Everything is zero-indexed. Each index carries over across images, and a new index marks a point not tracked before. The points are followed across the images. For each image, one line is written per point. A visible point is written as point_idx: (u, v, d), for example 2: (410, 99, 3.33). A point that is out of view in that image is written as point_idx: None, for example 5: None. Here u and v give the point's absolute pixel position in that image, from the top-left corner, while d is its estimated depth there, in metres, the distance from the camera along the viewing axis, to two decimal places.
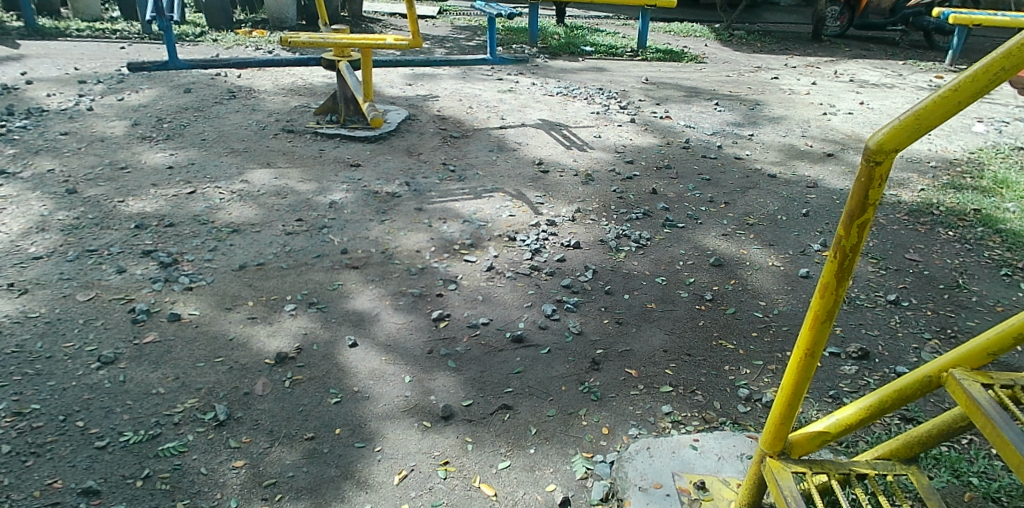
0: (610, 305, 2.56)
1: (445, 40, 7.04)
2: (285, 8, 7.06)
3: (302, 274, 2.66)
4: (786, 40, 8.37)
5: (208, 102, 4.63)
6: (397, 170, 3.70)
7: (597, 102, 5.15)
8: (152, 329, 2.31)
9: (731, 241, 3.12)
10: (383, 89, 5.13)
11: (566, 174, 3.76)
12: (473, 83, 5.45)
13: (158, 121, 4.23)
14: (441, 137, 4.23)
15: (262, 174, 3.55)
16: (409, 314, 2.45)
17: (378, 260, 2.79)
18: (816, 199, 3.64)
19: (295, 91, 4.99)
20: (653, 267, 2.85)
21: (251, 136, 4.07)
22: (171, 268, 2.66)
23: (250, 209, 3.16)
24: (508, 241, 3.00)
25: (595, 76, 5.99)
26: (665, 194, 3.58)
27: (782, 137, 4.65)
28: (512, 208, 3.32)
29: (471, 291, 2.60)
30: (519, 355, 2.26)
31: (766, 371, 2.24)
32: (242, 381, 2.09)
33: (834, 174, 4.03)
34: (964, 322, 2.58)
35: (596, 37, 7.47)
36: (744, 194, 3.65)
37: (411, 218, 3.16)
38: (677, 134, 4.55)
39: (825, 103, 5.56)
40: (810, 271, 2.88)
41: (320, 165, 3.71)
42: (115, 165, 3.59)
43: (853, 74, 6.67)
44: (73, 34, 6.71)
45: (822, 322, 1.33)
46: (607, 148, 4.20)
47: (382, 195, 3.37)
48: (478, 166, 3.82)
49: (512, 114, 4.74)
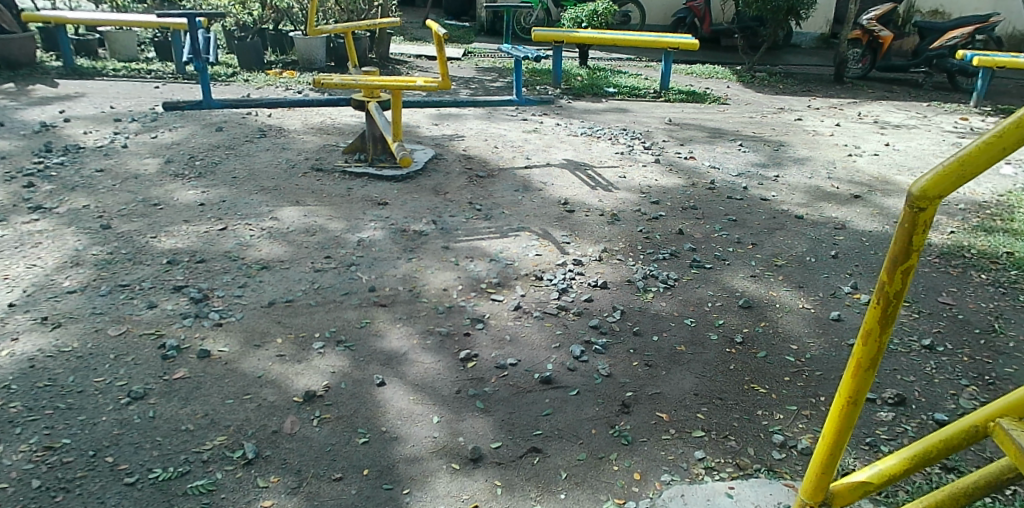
0: (639, 347, 2.53)
1: (470, 82, 7.17)
2: (314, 50, 7.25)
3: (330, 312, 2.68)
4: (808, 82, 8.41)
5: (239, 141, 4.73)
6: (424, 208, 3.74)
7: (621, 143, 5.18)
8: (182, 366, 2.33)
9: (760, 282, 3.10)
10: (410, 129, 5.22)
11: (592, 214, 3.78)
12: (498, 123, 5.52)
13: (190, 159, 4.33)
14: (467, 177, 4.28)
15: (291, 211, 3.61)
16: (436, 354, 2.44)
17: (405, 298, 2.79)
18: (845, 240, 3.62)
19: (324, 130, 5.09)
20: (680, 308, 2.83)
21: (281, 174, 4.14)
22: (201, 304, 2.69)
23: (280, 246, 3.20)
24: (536, 280, 3.00)
25: (618, 117, 6.04)
26: (691, 235, 3.56)
27: (808, 179, 4.63)
28: (538, 247, 3.33)
29: (499, 331, 2.59)
30: (548, 397, 2.23)
31: (800, 416, 2.19)
32: (270, 419, 2.09)
33: (862, 216, 4.01)
34: (1002, 368, 2.51)
35: (619, 78, 7.56)
36: (771, 235, 3.63)
37: (439, 256, 3.18)
38: (701, 175, 4.55)
39: (850, 144, 5.55)
40: (841, 314, 2.84)
41: (348, 203, 3.77)
42: (149, 201, 3.66)
43: (877, 116, 6.67)
44: (109, 74, 6.95)
45: (864, 370, 1.35)
46: (632, 189, 4.21)
47: (409, 233, 3.41)
48: (504, 205, 3.85)
49: (536, 154, 4.79)
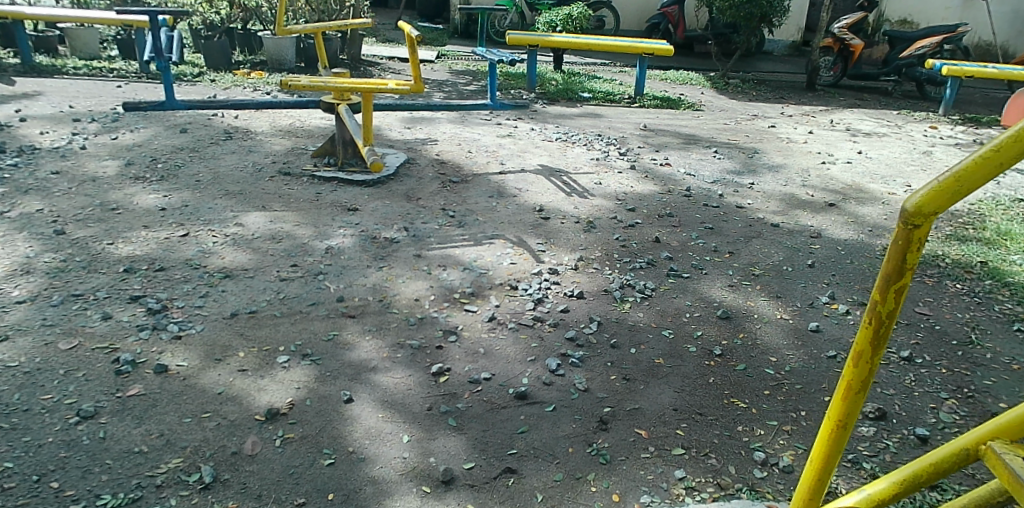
0: (617, 361, 2.47)
1: (444, 85, 7.08)
2: (284, 50, 7.08)
3: (296, 323, 2.56)
4: (780, 89, 8.48)
5: (204, 143, 4.58)
6: (396, 215, 3.64)
7: (596, 148, 5.13)
8: (137, 382, 2.19)
9: (737, 292, 3.06)
10: (382, 133, 5.11)
11: (567, 221, 3.71)
12: (472, 127, 5.43)
13: (152, 162, 4.16)
14: (440, 182, 4.18)
15: (257, 217, 3.47)
16: (407, 368, 2.34)
17: (375, 309, 2.69)
18: (821, 249, 3.61)
19: (293, 133, 4.95)
20: (658, 320, 2.77)
21: (247, 178, 4.00)
22: (159, 316, 2.55)
23: (244, 253, 3.07)
24: (510, 290, 2.92)
25: (593, 122, 6.00)
26: (668, 243, 3.52)
27: (782, 186, 4.63)
28: (513, 255, 3.25)
29: (472, 344, 2.50)
30: (523, 414, 2.15)
31: (781, 433, 2.14)
32: (229, 440, 1.97)
33: (836, 224, 4.01)
34: (980, 381, 2.49)
35: (594, 84, 7.53)
36: (748, 243, 3.60)
37: (411, 265, 3.09)
38: (677, 182, 4.52)
39: (823, 152, 5.58)
40: (819, 325, 2.82)
41: (316, 209, 3.64)
42: (106, 206, 3.49)
43: (848, 124, 6.74)
44: (69, 72, 6.70)
45: (854, 392, 1.29)
46: (608, 195, 4.16)
47: (380, 240, 3.30)
48: (478, 212, 3.77)
49: (511, 159, 4.71)
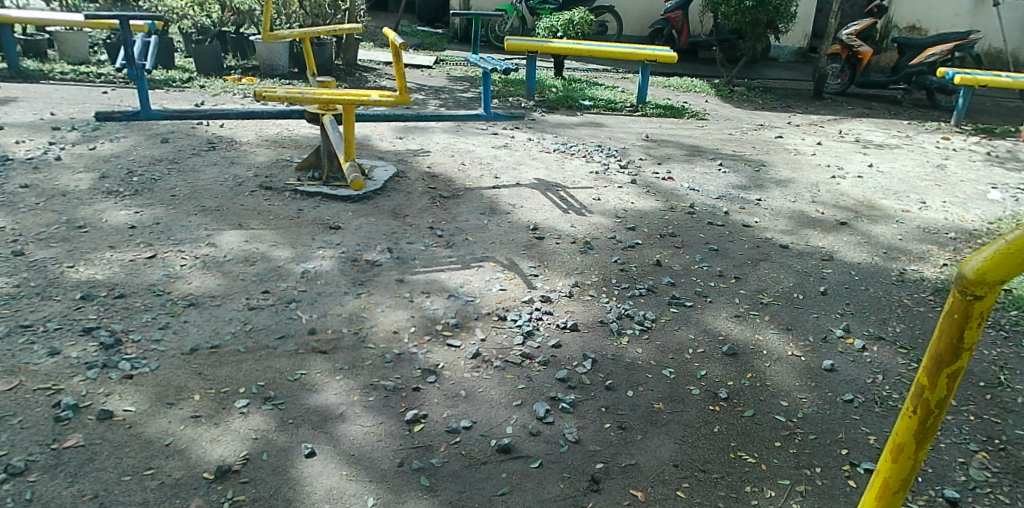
0: (612, 405, 2.24)
1: (440, 92, 6.87)
2: (276, 54, 6.85)
3: (261, 361, 2.33)
4: (787, 97, 8.25)
5: (185, 154, 4.36)
6: (380, 234, 3.42)
7: (596, 160, 4.92)
8: (76, 430, 1.96)
9: (744, 323, 2.83)
10: (372, 143, 4.90)
11: (563, 241, 3.49)
12: (467, 137, 5.22)
13: (128, 174, 3.94)
14: (430, 197, 3.96)
15: (232, 236, 3.25)
16: (379, 414, 2.12)
17: (349, 344, 2.46)
18: (833, 273, 3.38)
19: (279, 143, 4.74)
20: (658, 356, 2.55)
21: (226, 192, 3.78)
22: (112, 351, 2.31)
23: (213, 277, 2.84)
24: (498, 321, 2.69)
25: (594, 131, 5.78)
26: (670, 266, 3.29)
27: (791, 202, 4.40)
28: (503, 280, 3.02)
29: (453, 385, 2.28)
30: (505, 471, 1.92)
31: (792, 494, 1.92)
32: (172, 503, 1.75)
33: (848, 245, 3.78)
34: (1013, 430, 2.26)
35: (595, 91, 7.31)
36: (755, 267, 3.37)
37: (392, 291, 2.86)
38: (680, 197, 4.29)
39: (833, 165, 5.36)
40: (834, 364, 2.59)
41: (296, 227, 3.42)
42: (73, 223, 3.27)
43: (858, 134, 6.51)
44: (55, 77, 6.49)
45: (894, 490, 1.11)
46: (606, 212, 3.94)
47: (361, 263, 3.08)
48: (468, 230, 3.55)
49: (506, 172, 4.49)
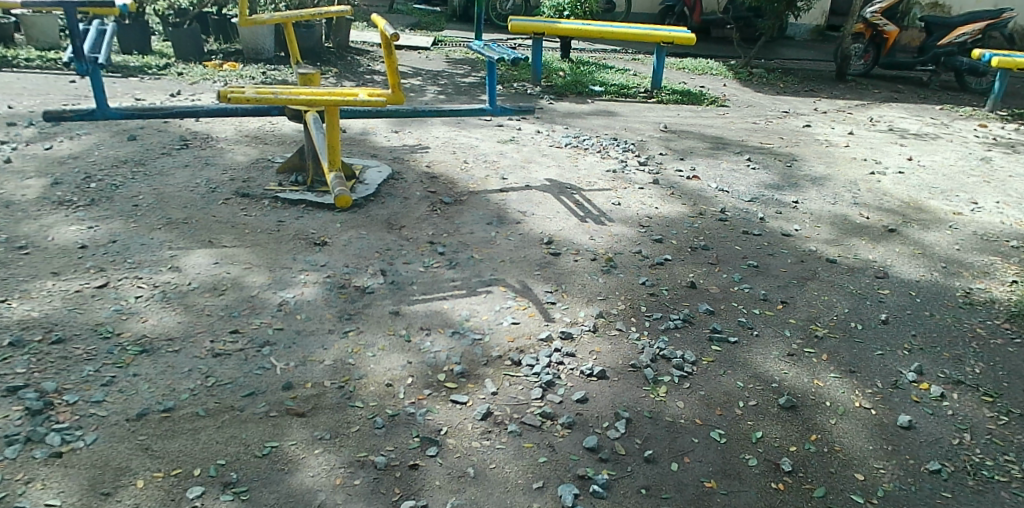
0: (654, 485, 1.82)
1: (439, 77, 6.37)
2: (261, 38, 6.37)
3: (224, 429, 1.91)
4: (809, 80, 7.75)
5: (153, 154, 3.91)
6: (372, 251, 2.98)
7: (612, 156, 4.46)
8: None
9: (799, 365, 2.40)
10: (366, 139, 4.45)
11: (581, 258, 3.06)
12: (470, 130, 4.76)
13: (85, 180, 3.50)
14: (429, 204, 3.53)
15: (200, 257, 2.82)
16: (366, 505, 1.70)
17: (332, 403, 2.04)
18: (891, 295, 2.94)
19: (261, 139, 4.29)
20: (704, 412, 2.13)
21: (197, 200, 3.35)
22: (39, 419, 1.90)
23: (172, 313, 2.42)
24: (511, 367, 2.26)
25: (606, 121, 5.32)
26: (706, 289, 2.86)
27: (830, 204, 3.96)
28: (515, 310, 2.59)
29: (458, 460, 1.86)
30: None
31: None
32: None
33: (902, 257, 3.35)
34: None
35: (605, 75, 6.81)
36: (802, 288, 2.94)
37: (385, 327, 2.43)
38: (708, 200, 3.85)
39: (869, 158, 4.90)
40: (913, 419, 2.17)
41: (276, 243, 2.99)
42: (14, 242, 2.83)
43: (890, 122, 6.04)
44: (20, 64, 6.01)
45: None
46: (628, 220, 3.50)
47: (349, 290, 2.65)
48: (473, 245, 3.11)
49: (514, 171, 4.04)
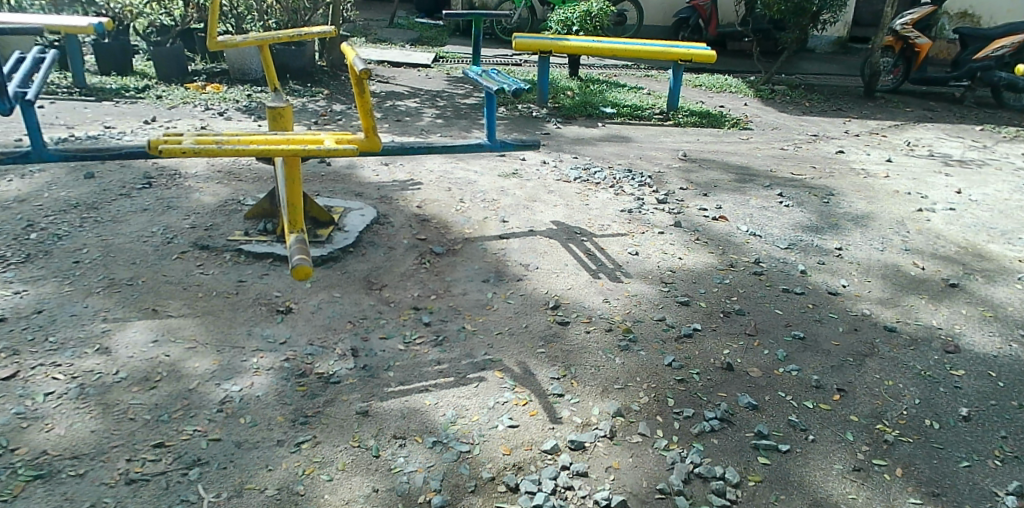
0: None
1: (438, 98, 5.92)
2: (247, 58, 5.93)
3: None
4: (835, 97, 7.25)
5: (110, 195, 3.46)
6: (345, 322, 2.50)
7: (627, 192, 3.98)
8: None
9: (869, 487, 1.90)
10: (351, 173, 3.99)
11: (594, 328, 2.57)
12: (468, 162, 4.29)
13: (24, 229, 3.04)
14: (417, 255, 3.05)
15: (137, 332, 2.35)
16: None
17: None
18: (968, 377, 2.44)
19: (235, 175, 3.83)
20: None
21: (148, 254, 2.88)
22: None
23: (85, 418, 1.94)
24: (505, 497, 1.77)
25: (619, 149, 4.84)
26: (746, 372, 2.36)
27: (879, 250, 3.45)
28: (513, 408, 2.10)
29: None
30: None
31: None
32: None
33: (972, 322, 2.83)
34: None
35: (617, 95, 6.34)
36: (860, 369, 2.44)
37: (350, 434, 1.95)
38: (739, 247, 3.35)
39: (913, 190, 4.40)
40: None
41: (232, 312, 2.52)
42: None
43: (929, 146, 5.53)
44: None
45: None
46: (649, 274, 3.01)
47: (311, 380, 2.17)
48: (465, 312, 2.63)
49: (516, 212, 3.57)
